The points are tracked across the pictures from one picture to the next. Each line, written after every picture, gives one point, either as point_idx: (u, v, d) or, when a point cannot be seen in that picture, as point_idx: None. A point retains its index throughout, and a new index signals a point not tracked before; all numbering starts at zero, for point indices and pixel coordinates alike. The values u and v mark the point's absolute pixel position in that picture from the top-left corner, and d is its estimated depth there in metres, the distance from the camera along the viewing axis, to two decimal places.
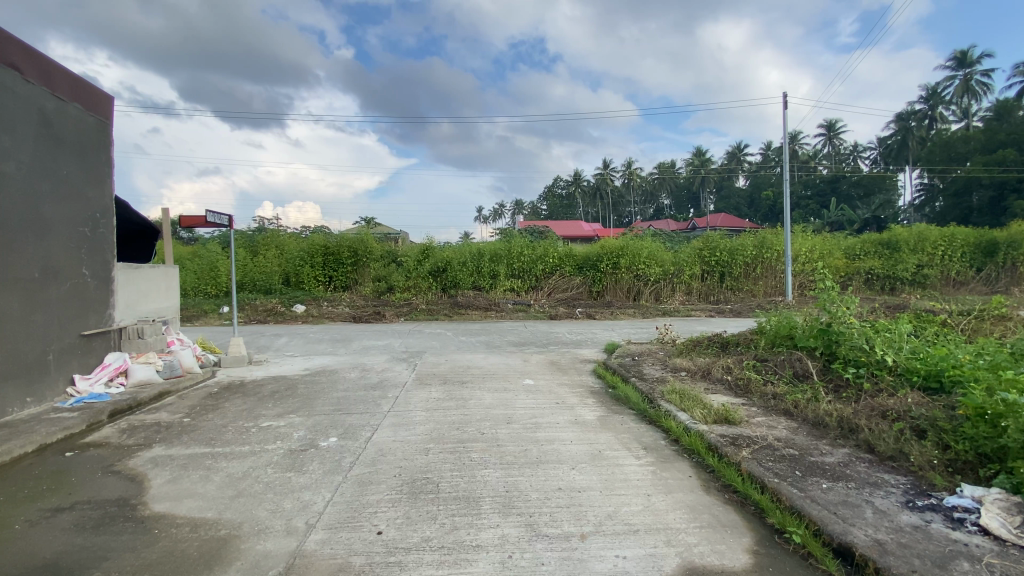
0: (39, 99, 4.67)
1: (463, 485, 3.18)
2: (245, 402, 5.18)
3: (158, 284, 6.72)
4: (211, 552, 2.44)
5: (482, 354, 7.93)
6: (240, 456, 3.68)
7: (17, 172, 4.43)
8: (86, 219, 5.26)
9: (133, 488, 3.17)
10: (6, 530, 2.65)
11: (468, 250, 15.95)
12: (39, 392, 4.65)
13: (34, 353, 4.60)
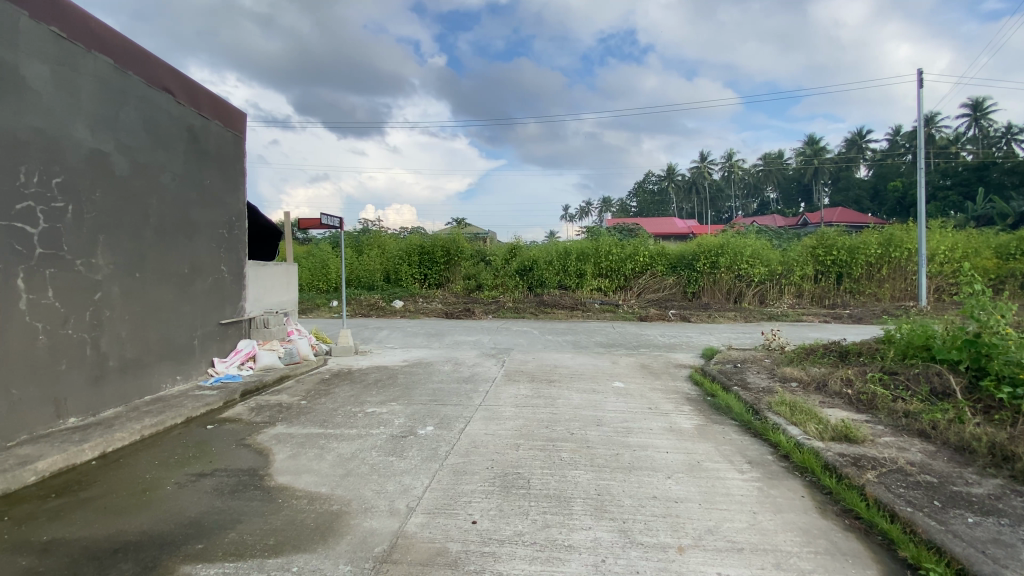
0: (188, 118, 5.43)
1: (554, 484, 3.17)
2: (352, 389, 5.61)
3: (281, 279, 7.51)
4: (326, 525, 2.67)
5: (570, 354, 7.88)
6: (348, 438, 3.99)
7: (172, 182, 5.17)
8: (224, 222, 6.02)
9: (260, 461, 3.57)
10: (162, 490, 3.10)
11: (555, 249, 15.93)
12: (187, 371, 5.41)
13: (183, 339, 5.36)
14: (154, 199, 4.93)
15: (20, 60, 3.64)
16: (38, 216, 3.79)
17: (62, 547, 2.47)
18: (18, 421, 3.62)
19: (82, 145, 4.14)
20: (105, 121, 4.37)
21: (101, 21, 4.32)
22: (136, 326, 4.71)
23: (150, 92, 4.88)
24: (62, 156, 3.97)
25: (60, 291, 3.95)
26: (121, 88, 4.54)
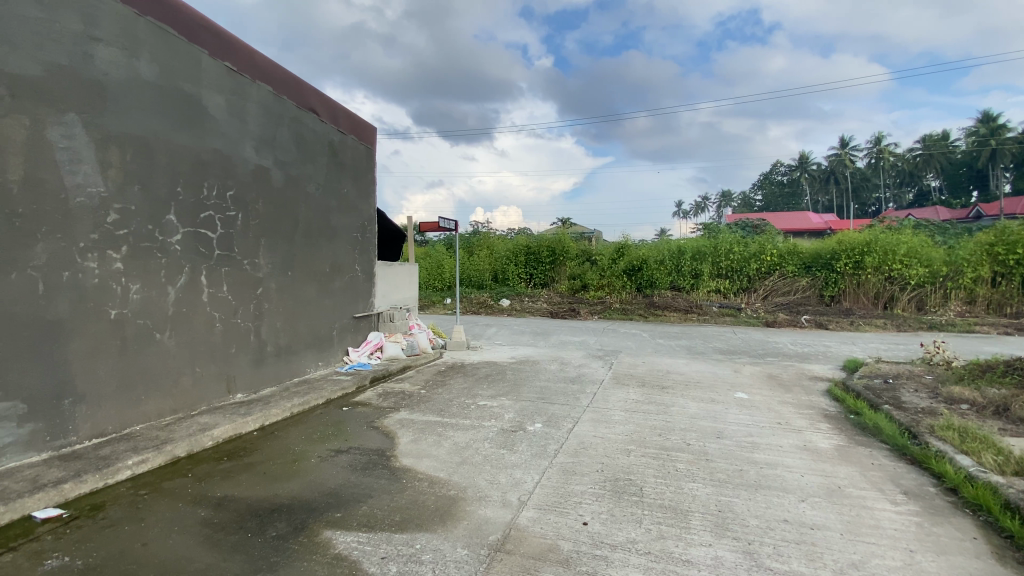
0: (330, 134, 6.11)
1: (669, 494, 3.03)
2: (466, 382, 5.89)
3: (404, 277, 8.13)
4: (444, 508, 2.83)
5: (683, 359, 7.47)
6: (463, 428, 4.19)
7: (316, 192, 5.86)
8: (358, 226, 6.68)
9: (387, 442, 3.90)
10: (309, 461, 3.54)
11: (668, 247, 15.20)
12: (327, 358, 6.10)
13: (324, 329, 6.05)
14: (302, 207, 5.62)
15: (204, 93, 4.37)
16: (217, 223, 4.52)
17: (232, 502, 2.93)
18: (200, 394, 4.37)
19: (248, 162, 4.85)
20: (266, 140, 5.08)
21: (263, 54, 5.02)
22: (288, 318, 5.42)
23: (300, 113, 5.57)
24: (234, 172, 4.69)
25: (232, 286, 4.68)
26: (278, 111, 5.24)
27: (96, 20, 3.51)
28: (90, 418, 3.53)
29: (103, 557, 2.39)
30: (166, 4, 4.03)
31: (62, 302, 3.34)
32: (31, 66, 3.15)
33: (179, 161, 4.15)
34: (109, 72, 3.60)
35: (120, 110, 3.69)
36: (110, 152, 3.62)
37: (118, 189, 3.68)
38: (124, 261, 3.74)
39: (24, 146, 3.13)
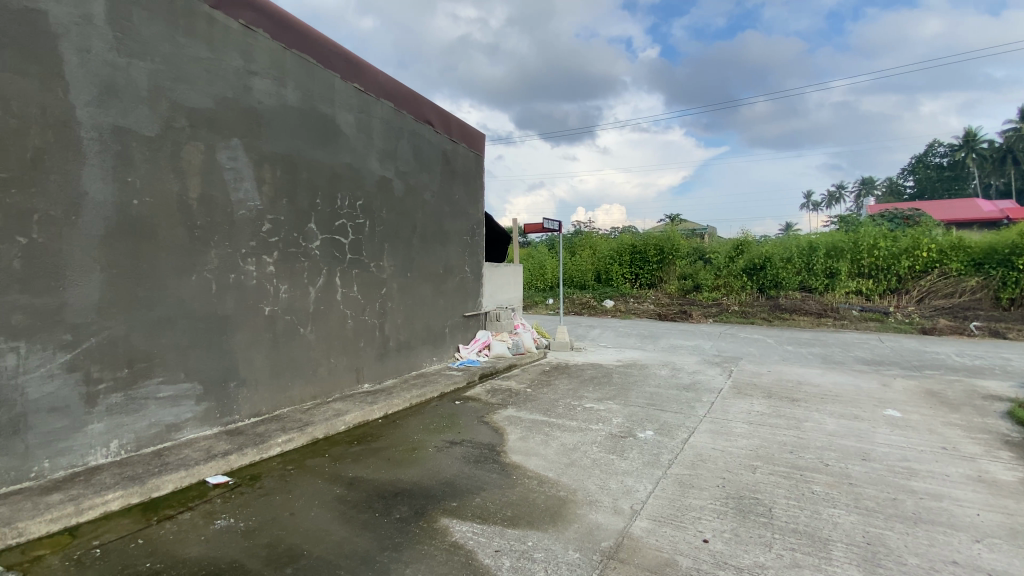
0: (443, 143, 6.46)
1: (803, 518, 2.73)
2: (571, 383, 5.87)
3: (510, 278, 8.33)
4: (555, 509, 2.83)
5: (815, 369, 6.70)
6: (571, 430, 4.17)
7: (432, 198, 6.22)
8: (468, 229, 6.98)
9: (497, 438, 4.02)
10: (427, 450, 3.77)
11: (795, 243, 13.76)
12: (440, 354, 6.46)
13: (438, 327, 6.40)
14: (419, 212, 6.01)
15: (337, 112, 4.86)
16: (348, 229, 5.00)
17: (362, 483, 3.22)
18: (334, 383, 4.87)
19: (373, 172, 5.30)
20: (389, 152, 5.51)
21: (387, 74, 5.45)
22: (407, 316, 5.83)
23: (417, 125, 5.96)
24: (362, 182, 5.16)
25: (360, 286, 5.15)
26: (398, 125, 5.66)
27: (252, 55, 4.07)
28: (249, 399, 4.11)
29: (259, 522, 2.76)
30: (307, 36, 4.55)
31: (229, 300, 3.92)
32: (205, 100, 3.74)
33: (317, 175, 4.66)
34: (262, 100, 4.15)
35: (272, 133, 4.23)
36: (264, 169, 4.17)
37: (269, 202, 4.23)
38: (274, 264, 4.28)
39: (201, 169, 3.73)
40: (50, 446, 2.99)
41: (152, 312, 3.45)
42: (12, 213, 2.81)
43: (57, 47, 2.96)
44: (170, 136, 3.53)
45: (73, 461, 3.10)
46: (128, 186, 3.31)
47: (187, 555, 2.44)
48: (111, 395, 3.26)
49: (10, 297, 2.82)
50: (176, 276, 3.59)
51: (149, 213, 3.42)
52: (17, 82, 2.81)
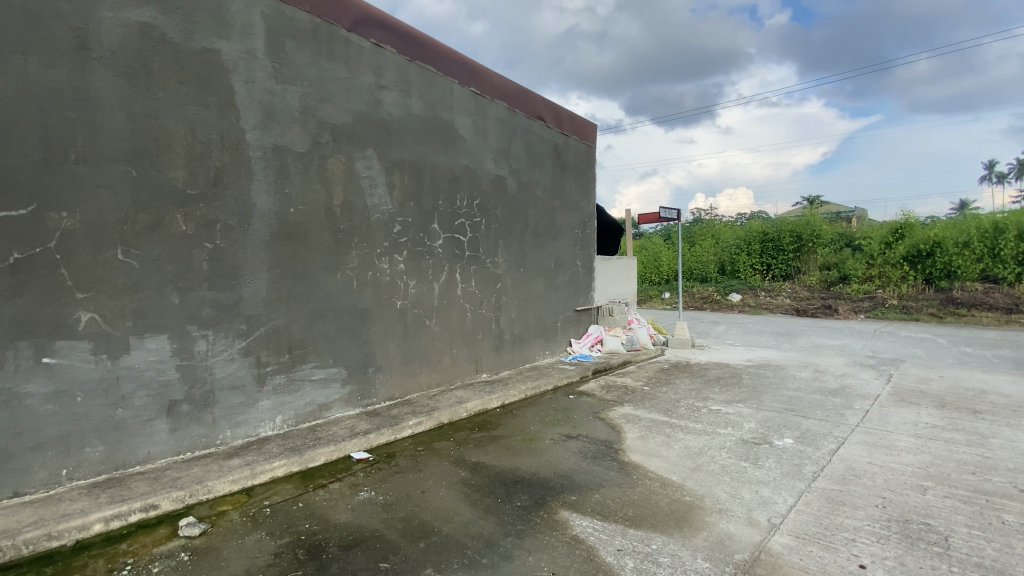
0: (555, 138, 6.47)
1: (992, 553, 2.26)
2: (693, 382, 5.54)
3: (624, 271, 8.10)
4: (681, 514, 2.69)
5: (1008, 376, 5.52)
6: (696, 432, 3.94)
7: (544, 193, 6.27)
8: (580, 222, 6.93)
9: (615, 435, 3.94)
10: (544, 442, 3.83)
11: (975, 223, 11.48)
12: (554, 348, 6.51)
13: (551, 320, 6.46)
14: (532, 208, 6.10)
15: (456, 116, 5.11)
16: (466, 227, 5.25)
17: (484, 469, 3.37)
18: (456, 373, 5.16)
19: (489, 171, 5.49)
20: (503, 150, 5.67)
21: (500, 74, 5.59)
22: (521, 310, 5.97)
23: (530, 121, 6.04)
24: (479, 181, 5.37)
25: (478, 281, 5.39)
26: (512, 123, 5.79)
27: (382, 70, 4.43)
28: (384, 385, 4.52)
29: (395, 496, 3.02)
30: (429, 48, 4.83)
31: (366, 295, 4.35)
32: (344, 116, 4.17)
33: (439, 177, 4.95)
34: (391, 111, 4.51)
35: (399, 140, 4.58)
36: (393, 175, 4.54)
37: (398, 205, 4.59)
38: (403, 262, 4.65)
39: (342, 178, 4.17)
40: (232, 417, 3.59)
41: (306, 306, 3.95)
42: (203, 223, 3.40)
43: (231, 82, 3.51)
44: (317, 151, 4.00)
45: (250, 431, 3.68)
46: (286, 196, 3.82)
47: (337, 520, 2.77)
48: (276, 376, 3.80)
49: (203, 293, 3.42)
50: (324, 274, 4.06)
51: (302, 219, 3.91)
52: (203, 115, 3.39)
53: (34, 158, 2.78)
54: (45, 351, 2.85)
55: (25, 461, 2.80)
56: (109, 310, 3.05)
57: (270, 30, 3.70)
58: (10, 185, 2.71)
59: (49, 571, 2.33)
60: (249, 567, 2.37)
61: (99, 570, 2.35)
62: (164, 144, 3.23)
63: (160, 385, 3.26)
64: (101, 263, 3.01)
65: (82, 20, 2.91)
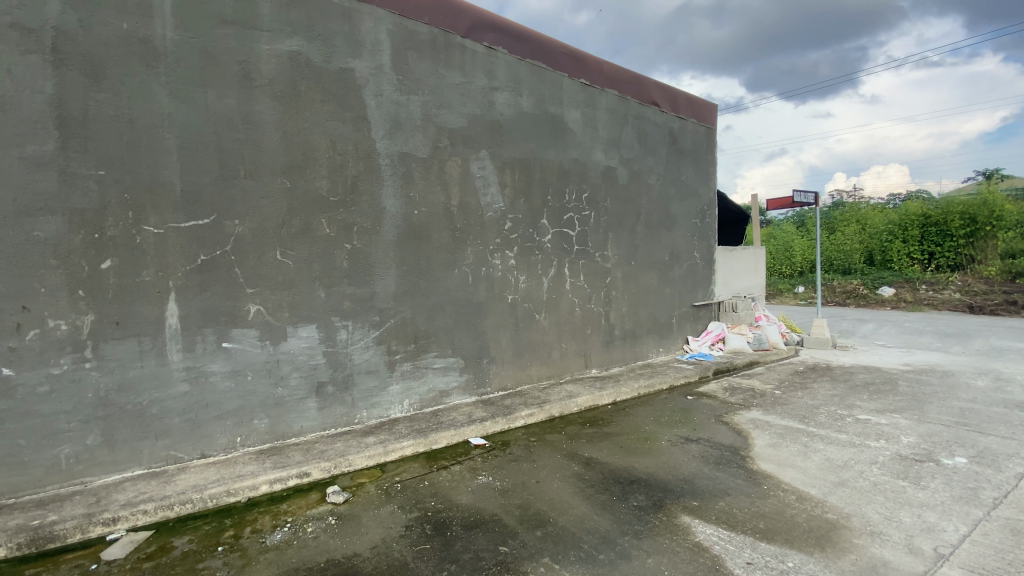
0: (669, 123, 6.15)
1: None
2: (835, 388, 4.93)
3: (748, 263, 7.45)
4: (821, 532, 2.43)
5: None
6: (839, 444, 3.52)
7: (657, 182, 6.01)
8: (697, 211, 6.52)
9: (740, 441, 3.66)
10: (661, 443, 3.69)
11: None
12: (669, 345, 6.23)
13: (666, 316, 6.18)
14: (645, 199, 5.88)
15: (565, 110, 5.10)
16: (577, 221, 5.23)
17: (598, 464, 3.35)
18: (567, 367, 5.19)
19: (600, 164, 5.40)
20: (614, 141, 5.53)
21: (610, 62, 5.45)
22: (634, 304, 5.80)
23: (642, 109, 5.82)
24: (589, 174, 5.31)
25: (589, 275, 5.35)
26: (623, 112, 5.62)
27: (494, 72, 4.57)
28: (498, 376, 4.69)
29: (512, 484, 3.13)
30: (539, 44, 4.87)
31: (481, 289, 4.54)
32: (460, 119, 4.38)
33: (550, 172, 4.99)
34: (503, 111, 4.64)
35: (511, 139, 4.70)
36: (505, 173, 4.67)
37: (510, 202, 4.72)
38: (515, 257, 4.77)
39: (458, 178, 4.39)
40: (367, 399, 3.99)
41: (428, 299, 4.24)
42: (342, 226, 3.81)
43: (362, 96, 3.87)
44: (436, 155, 4.26)
45: (382, 413, 4.06)
46: (410, 199, 4.12)
47: (459, 501, 2.95)
48: (403, 364, 4.14)
49: (342, 288, 3.83)
50: (443, 270, 4.32)
51: (424, 219, 4.19)
52: (341, 128, 3.79)
53: (215, 176, 3.33)
54: (226, 337, 3.42)
55: (212, 426, 3.39)
56: (271, 302, 3.56)
57: (395, 45, 4.01)
58: (198, 199, 3.29)
59: (230, 521, 2.80)
60: (385, 536, 2.62)
61: (267, 524, 2.77)
62: (310, 157, 3.67)
63: (310, 368, 3.73)
64: (265, 262, 3.52)
65: (247, 56, 3.41)
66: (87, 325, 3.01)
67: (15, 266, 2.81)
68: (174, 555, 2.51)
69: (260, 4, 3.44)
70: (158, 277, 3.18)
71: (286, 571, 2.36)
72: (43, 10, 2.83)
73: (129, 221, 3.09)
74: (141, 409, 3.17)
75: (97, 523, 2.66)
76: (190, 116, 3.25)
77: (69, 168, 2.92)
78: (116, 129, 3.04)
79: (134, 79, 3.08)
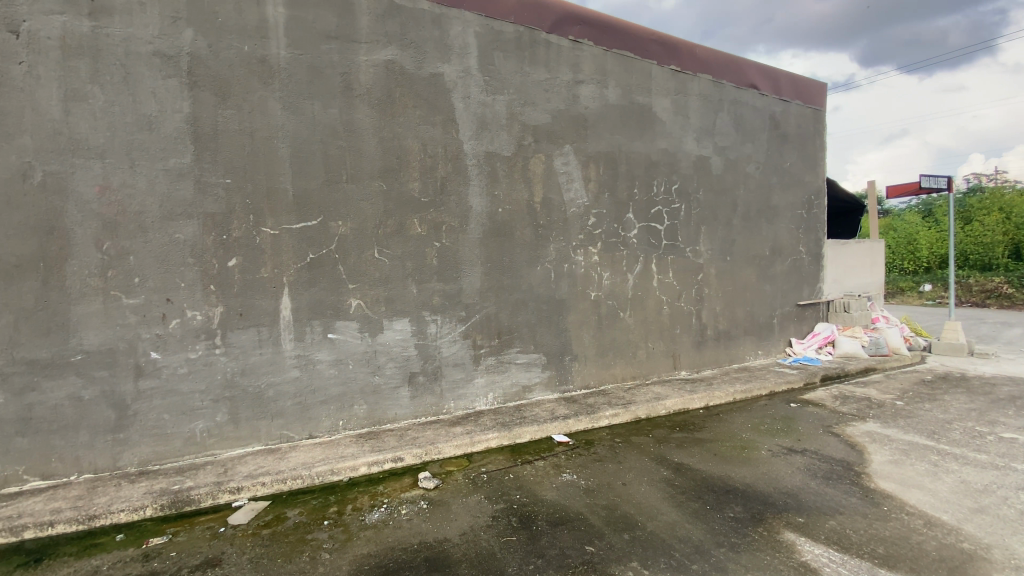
0: (770, 107, 5.69)
1: None
2: (972, 401, 4.29)
3: (864, 259, 6.70)
4: (955, 564, 2.13)
5: None
6: (979, 465, 3.06)
7: (756, 172, 5.59)
8: (802, 202, 5.98)
9: (854, 455, 3.31)
10: (760, 452, 3.44)
11: None
12: (768, 347, 5.78)
13: (765, 316, 5.74)
14: (741, 189, 5.50)
15: (654, 99, 4.90)
16: (665, 215, 5.01)
17: (689, 471, 3.19)
18: (654, 367, 5.01)
19: (691, 154, 5.13)
20: (707, 129, 5.23)
21: (704, 46, 5.16)
22: (728, 303, 5.45)
23: (739, 93, 5.43)
24: (679, 166, 5.07)
25: (678, 272, 5.11)
26: (717, 97, 5.29)
27: (580, 65, 4.51)
28: (581, 374, 4.65)
29: (597, 484, 3.09)
30: (627, 33, 4.73)
31: (564, 286, 4.52)
32: (544, 115, 4.38)
33: (636, 165, 4.83)
34: (588, 104, 4.56)
35: (596, 132, 4.61)
36: (590, 167, 4.59)
37: (595, 197, 4.64)
38: (600, 253, 4.68)
39: (542, 175, 4.39)
40: (454, 391, 4.13)
41: (511, 296, 4.30)
42: (432, 225, 3.97)
43: (451, 98, 4.00)
44: (521, 152, 4.29)
45: (468, 404, 4.18)
46: (495, 197, 4.20)
47: (544, 496, 2.96)
48: (488, 358, 4.24)
49: (432, 284, 4.00)
50: (528, 266, 4.35)
51: (508, 216, 4.25)
52: (431, 131, 3.94)
53: (321, 180, 3.62)
54: (330, 328, 3.71)
55: (317, 410, 3.70)
56: (369, 297, 3.81)
57: (482, 46, 4.09)
58: (306, 202, 3.59)
59: (334, 498, 3.04)
60: (473, 524, 2.70)
61: (365, 503, 2.98)
62: (403, 160, 3.86)
63: (402, 359, 3.94)
64: (364, 260, 3.77)
65: (348, 67, 3.66)
66: (216, 316, 3.41)
67: (161, 264, 3.26)
68: (287, 524, 2.78)
69: (358, 18, 3.68)
70: (274, 273, 3.53)
71: (383, 549, 2.52)
72: (180, 40, 3.25)
73: (250, 224, 3.45)
74: (260, 391, 3.54)
75: (225, 491, 3.01)
76: (299, 126, 3.55)
77: (203, 177, 3.33)
78: (239, 141, 3.40)
79: (254, 95, 3.43)
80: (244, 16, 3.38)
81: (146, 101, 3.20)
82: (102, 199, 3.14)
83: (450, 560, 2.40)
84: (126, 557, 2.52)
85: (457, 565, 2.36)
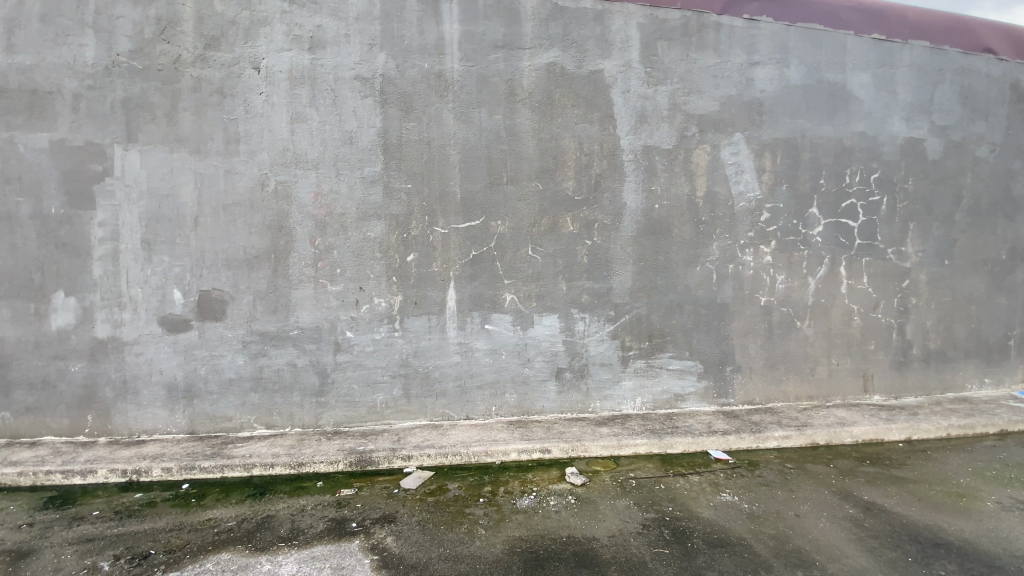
0: (1014, 73, 4.51)
1: None
2: None
3: None
4: None
5: None
6: None
7: (990, 155, 4.49)
8: None
9: None
10: (983, 504, 2.80)
11: None
12: (997, 376, 4.63)
13: (997, 336, 4.60)
14: (968, 178, 4.47)
15: (848, 76, 4.23)
16: (859, 210, 4.31)
17: (883, 513, 2.73)
18: (835, 386, 4.35)
19: (896, 137, 4.32)
20: (919, 106, 4.34)
21: (917, 7, 4.30)
22: (943, 317, 4.49)
23: (967, 60, 4.41)
24: (879, 151, 4.31)
25: (873, 277, 4.36)
26: (936, 66, 4.36)
27: (755, 46, 4.09)
28: (743, 386, 4.25)
29: (763, 509, 2.81)
30: (814, 3, 4.16)
31: (728, 288, 4.17)
32: (712, 104, 4.07)
33: (822, 153, 4.23)
34: (764, 88, 4.12)
35: (773, 119, 4.14)
36: (763, 158, 4.15)
37: (769, 191, 4.18)
38: (772, 254, 4.21)
39: (706, 168, 4.10)
40: (601, 390, 4.10)
41: (666, 297, 4.11)
42: (585, 223, 3.98)
43: (611, 95, 3.95)
44: (683, 144, 4.05)
45: (615, 406, 4.13)
46: (652, 193, 4.04)
47: (700, 514, 2.79)
48: (637, 360, 4.13)
49: (583, 283, 4.02)
50: (685, 266, 4.11)
51: (666, 213, 4.06)
52: (589, 129, 3.94)
53: (485, 182, 3.88)
54: (488, 320, 3.97)
55: (474, 394, 3.99)
56: (523, 293, 3.98)
57: (645, 38, 3.95)
58: (472, 203, 3.88)
59: (488, 478, 3.26)
60: (623, 528, 2.67)
61: (516, 488, 3.13)
62: (561, 159, 3.93)
63: (552, 354, 4.04)
64: (520, 257, 3.94)
65: (513, 74, 3.84)
66: (397, 304, 3.88)
67: (356, 258, 3.82)
68: (449, 496, 3.06)
69: (524, 24, 3.83)
70: (443, 269, 3.88)
71: (534, 535, 2.63)
72: (375, 64, 3.74)
73: (425, 223, 3.85)
74: (428, 373, 3.94)
75: (399, 457, 3.43)
76: (468, 133, 3.84)
77: (389, 182, 3.80)
78: (418, 149, 3.81)
79: (432, 107, 3.80)
80: (425, 36, 3.76)
81: (348, 119, 3.76)
82: (316, 203, 3.78)
83: (600, 559, 2.41)
84: (324, 501, 3.03)
85: (606, 566, 2.37)
